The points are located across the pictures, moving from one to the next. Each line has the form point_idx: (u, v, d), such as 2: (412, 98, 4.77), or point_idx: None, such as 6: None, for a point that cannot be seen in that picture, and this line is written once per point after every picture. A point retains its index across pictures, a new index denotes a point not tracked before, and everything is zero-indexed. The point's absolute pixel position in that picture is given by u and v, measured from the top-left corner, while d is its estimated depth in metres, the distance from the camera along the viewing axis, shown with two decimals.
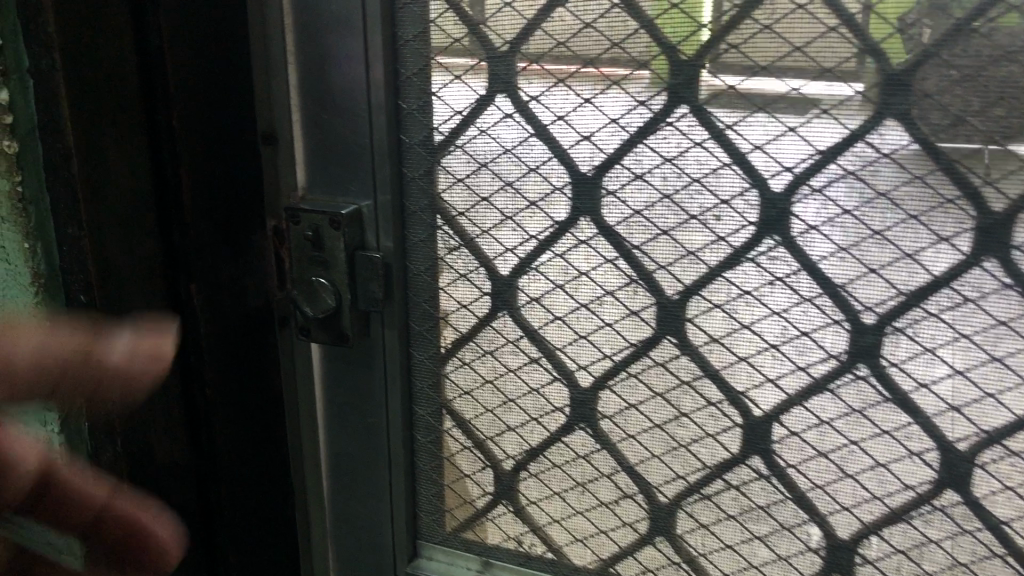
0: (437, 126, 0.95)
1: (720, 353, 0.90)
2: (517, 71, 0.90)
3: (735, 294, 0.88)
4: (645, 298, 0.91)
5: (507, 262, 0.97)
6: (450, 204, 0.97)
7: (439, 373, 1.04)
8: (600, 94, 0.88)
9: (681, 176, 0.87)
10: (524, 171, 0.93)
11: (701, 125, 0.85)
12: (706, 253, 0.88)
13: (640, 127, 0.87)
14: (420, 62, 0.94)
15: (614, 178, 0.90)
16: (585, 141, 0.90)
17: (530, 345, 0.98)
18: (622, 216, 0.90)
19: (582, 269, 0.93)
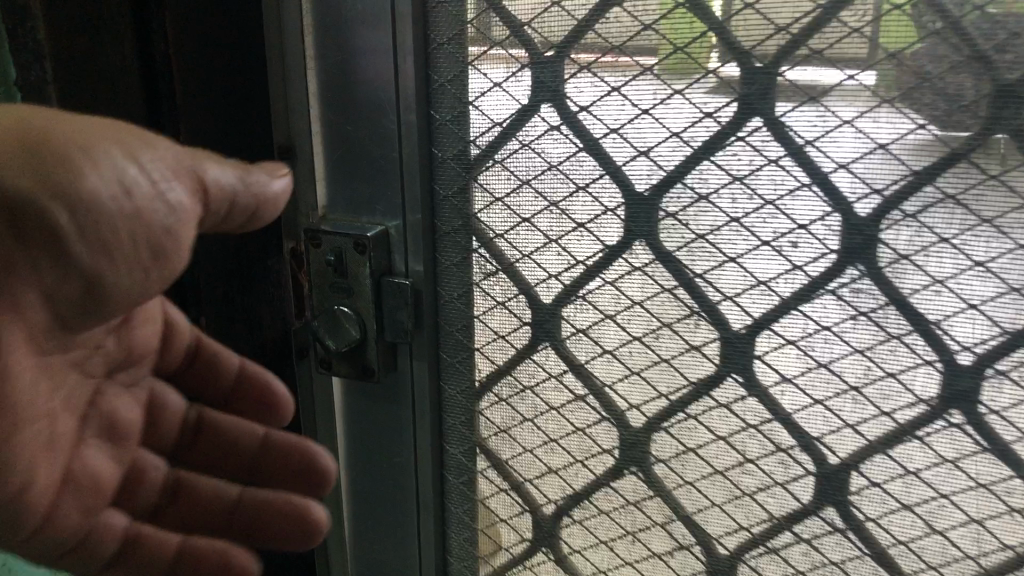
0: (473, 139, 0.86)
1: (792, 396, 0.81)
2: (565, 79, 0.81)
3: (811, 330, 0.78)
4: (708, 332, 0.82)
5: (550, 289, 0.87)
6: (487, 225, 0.88)
7: (473, 409, 0.94)
8: (660, 104, 0.78)
9: (753, 198, 0.77)
10: (571, 189, 0.83)
11: (776, 141, 0.75)
12: (778, 283, 0.78)
13: (705, 142, 0.77)
14: (455, 69, 0.85)
15: (675, 199, 0.80)
16: (642, 157, 0.80)
17: (576, 381, 0.89)
18: (682, 241, 0.80)
19: (636, 298, 0.84)
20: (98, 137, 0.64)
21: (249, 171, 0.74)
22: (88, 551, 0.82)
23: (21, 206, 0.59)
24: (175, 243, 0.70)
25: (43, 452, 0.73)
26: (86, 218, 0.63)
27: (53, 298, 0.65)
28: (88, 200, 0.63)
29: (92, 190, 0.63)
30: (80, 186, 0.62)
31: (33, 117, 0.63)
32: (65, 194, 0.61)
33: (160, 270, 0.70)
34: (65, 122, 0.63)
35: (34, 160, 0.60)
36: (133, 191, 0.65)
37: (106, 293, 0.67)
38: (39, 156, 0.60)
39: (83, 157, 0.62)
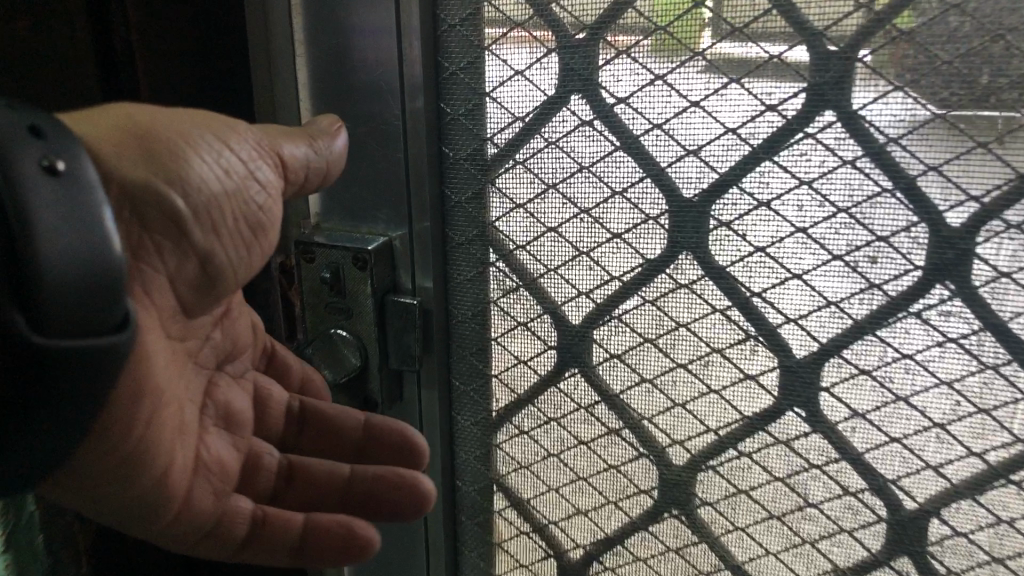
0: (490, 136, 0.74)
1: (865, 432, 0.70)
2: (600, 65, 0.69)
3: (890, 358, 0.67)
4: (767, 360, 0.71)
5: (580, 309, 0.76)
6: (507, 235, 0.77)
7: (489, 442, 0.84)
8: (713, 95, 0.66)
9: (823, 205, 0.66)
10: (606, 195, 0.72)
11: (852, 139, 0.64)
12: (851, 304, 0.67)
13: (767, 140, 0.66)
14: (470, 55, 0.73)
15: (729, 207, 0.68)
16: (691, 157, 0.68)
17: (609, 413, 0.77)
18: (736, 255, 0.69)
19: (682, 320, 0.72)
20: (188, 124, 0.62)
21: (321, 136, 0.69)
22: (224, 540, 0.72)
23: (139, 197, 0.58)
24: (269, 217, 0.69)
25: (182, 442, 0.68)
26: (199, 203, 0.62)
27: (176, 284, 0.64)
28: (196, 185, 0.61)
29: (199, 174, 0.61)
30: (185, 173, 0.61)
31: (126, 112, 0.61)
32: (177, 181, 0.60)
33: (259, 248, 0.69)
34: (158, 110, 0.62)
35: (142, 154, 0.59)
36: (232, 172, 0.64)
37: (217, 274, 0.66)
38: (145, 148, 0.59)
39: (186, 142, 0.61)
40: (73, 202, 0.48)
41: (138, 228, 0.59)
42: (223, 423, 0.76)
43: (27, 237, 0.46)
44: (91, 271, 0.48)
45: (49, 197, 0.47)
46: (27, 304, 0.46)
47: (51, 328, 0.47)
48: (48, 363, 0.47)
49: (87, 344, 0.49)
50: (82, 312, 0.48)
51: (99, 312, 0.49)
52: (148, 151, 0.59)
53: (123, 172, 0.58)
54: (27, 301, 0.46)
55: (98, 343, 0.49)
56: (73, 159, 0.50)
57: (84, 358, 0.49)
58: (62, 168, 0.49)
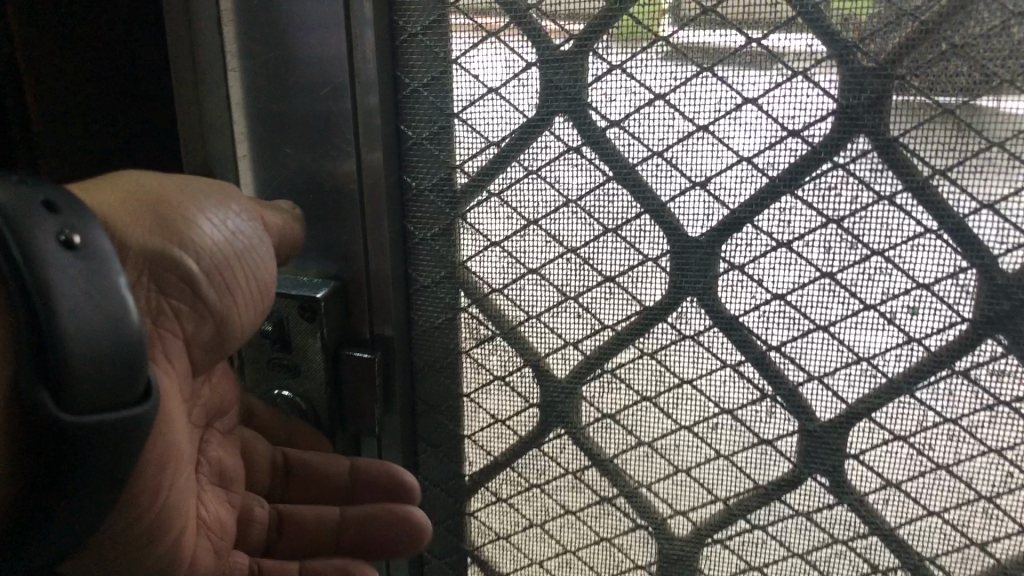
0: (460, 163, 0.64)
1: (899, 505, 0.61)
2: (588, 82, 0.58)
3: (930, 424, 0.58)
4: (785, 424, 0.61)
5: (566, 361, 0.66)
6: (481, 277, 0.66)
7: (461, 508, 0.74)
8: (724, 118, 0.56)
9: (854, 247, 0.56)
10: (596, 232, 0.62)
11: (889, 171, 0.54)
12: (885, 361, 0.58)
13: (787, 170, 0.56)
14: (434, 70, 0.62)
15: (742, 247, 0.58)
16: (697, 189, 0.58)
17: (602, 479, 0.68)
18: (751, 303, 0.59)
19: (686, 376, 0.63)
20: (193, 188, 0.58)
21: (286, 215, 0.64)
22: None
23: (156, 262, 0.54)
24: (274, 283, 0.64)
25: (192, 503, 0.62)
26: (212, 266, 0.57)
27: (190, 351, 0.58)
28: (210, 246, 0.56)
29: (208, 239, 0.56)
30: (195, 239, 0.56)
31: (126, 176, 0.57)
32: (189, 241, 0.56)
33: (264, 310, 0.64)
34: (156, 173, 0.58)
35: (149, 218, 0.55)
36: (241, 233, 0.59)
37: (229, 341, 0.61)
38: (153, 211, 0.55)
39: (192, 201, 0.57)
40: (93, 280, 0.44)
41: (156, 293, 0.55)
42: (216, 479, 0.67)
43: (44, 316, 0.41)
44: (111, 348, 0.44)
45: (65, 274, 0.43)
46: (49, 383, 0.42)
47: (76, 406, 0.43)
48: (68, 446, 0.43)
49: (111, 421, 0.45)
50: (105, 386, 0.44)
51: (120, 385, 0.45)
52: (157, 214, 0.55)
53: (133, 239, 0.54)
54: (50, 379, 0.42)
55: (120, 418, 0.45)
56: (88, 230, 0.45)
57: (106, 435, 0.45)
58: (79, 241, 0.44)
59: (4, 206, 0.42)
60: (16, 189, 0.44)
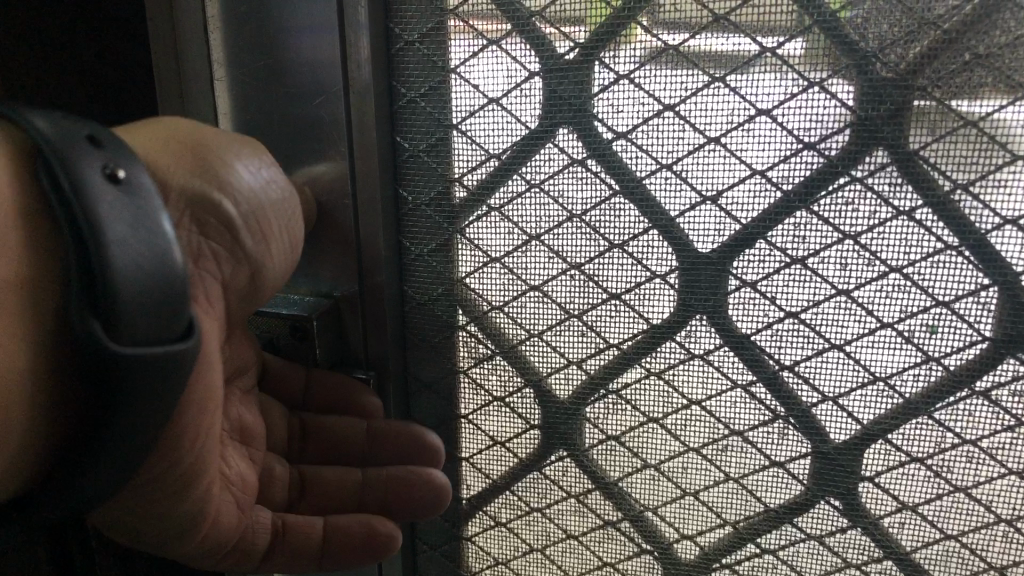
0: (459, 176, 0.61)
1: (914, 528, 0.59)
2: (594, 93, 0.56)
3: (948, 445, 0.56)
4: (797, 446, 0.59)
5: (569, 382, 0.63)
6: (481, 294, 0.63)
7: (458, 532, 0.72)
8: (736, 130, 0.54)
9: (872, 264, 0.54)
10: (602, 248, 0.59)
11: (908, 186, 0.52)
12: (902, 381, 0.56)
13: (802, 185, 0.54)
14: (432, 79, 0.60)
15: (754, 264, 0.56)
16: (708, 204, 0.56)
17: (606, 503, 0.66)
18: (763, 321, 0.57)
19: (694, 398, 0.61)
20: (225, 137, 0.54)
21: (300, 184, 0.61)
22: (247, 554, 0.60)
23: (198, 205, 0.51)
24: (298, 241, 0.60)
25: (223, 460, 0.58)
26: (252, 212, 0.53)
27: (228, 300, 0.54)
28: (248, 191, 0.53)
29: (246, 186, 0.53)
30: (234, 184, 0.52)
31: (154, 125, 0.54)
32: (229, 186, 0.52)
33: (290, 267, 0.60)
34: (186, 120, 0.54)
35: (189, 161, 0.51)
36: (272, 182, 0.55)
37: (263, 294, 0.57)
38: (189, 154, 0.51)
39: (226, 144, 0.53)
40: (141, 217, 0.40)
41: (198, 236, 0.51)
42: (239, 437, 0.62)
43: (95, 247, 0.38)
44: (160, 283, 0.40)
45: (115, 208, 0.39)
46: (100, 313, 0.38)
47: (129, 337, 0.39)
48: (120, 384, 0.39)
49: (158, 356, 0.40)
50: (154, 316, 0.40)
51: (167, 315, 0.41)
52: (196, 158, 0.51)
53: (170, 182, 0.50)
54: (103, 310, 0.38)
55: (165, 353, 0.41)
56: (131, 165, 0.42)
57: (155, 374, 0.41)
58: (123, 176, 0.41)
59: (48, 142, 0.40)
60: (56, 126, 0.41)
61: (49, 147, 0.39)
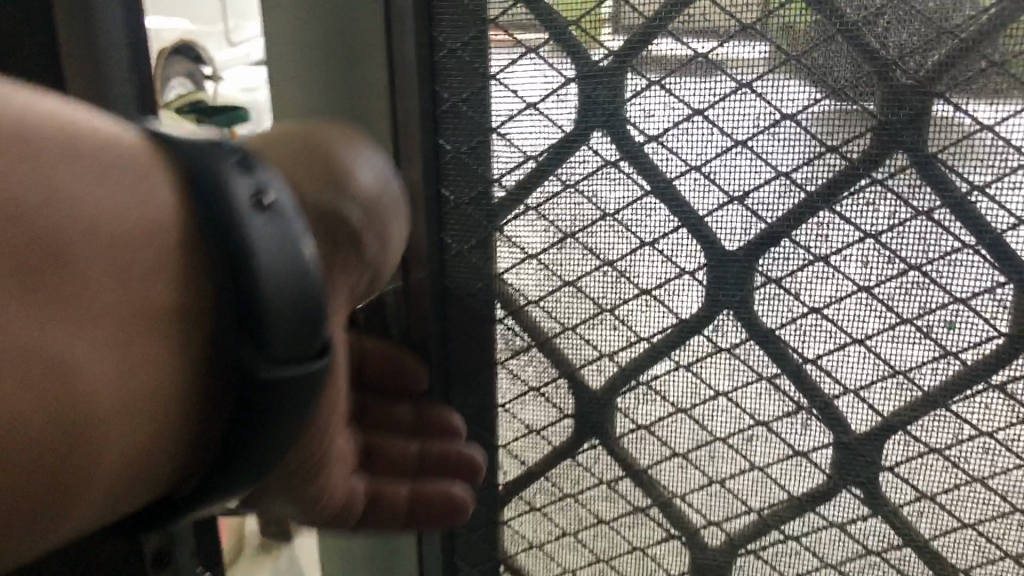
0: (497, 177, 0.64)
1: (933, 517, 0.62)
2: (627, 97, 0.59)
3: (966, 436, 0.59)
4: (820, 436, 0.62)
5: (600, 373, 0.66)
6: (517, 289, 0.67)
7: (495, 518, 0.75)
8: (762, 133, 0.57)
9: (892, 261, 0.56)
10: (633, 245, 0.62)
11: (928, 188, 0.55)
12: (920, 374, 0.58)
13: (824, 187, 0.57)
14: (473, 86, 0.63)
15: (779, 261, 0.59)
16: (735, 204, 0.59)
17: (637, 491, 0.69)
18: (787, 316, 0.60)
19: (722, 389, 0.64)
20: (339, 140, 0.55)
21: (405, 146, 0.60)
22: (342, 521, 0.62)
23: (325, 214, 0.51)
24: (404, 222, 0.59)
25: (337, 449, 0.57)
26: (371, 220, 0.53)
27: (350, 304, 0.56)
28: (368, 198, 0.53)
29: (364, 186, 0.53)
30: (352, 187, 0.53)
31: (284, 133, 0.55)
32: (349, 189, 0.53)
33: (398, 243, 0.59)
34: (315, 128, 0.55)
35: (311, 172, 0.52)
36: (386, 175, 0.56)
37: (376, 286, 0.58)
38: (316, 174, 0.52)
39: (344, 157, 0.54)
40: (284, 238, 0.40)
41: (326, 243, 0.51)
42: None
43: (246, 274, 0.39)
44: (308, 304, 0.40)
45: (269, 235, 0.40)
46: (250, 336, 0.40)
47: (277, 355, 0.40)
48: (279, 395, 0.41)
49: (302, 374, 0.41)
50: (297, 336, 0.40)
51: (309, 336, 0.41)
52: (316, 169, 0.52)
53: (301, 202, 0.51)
54: (254, 335, 0.40)
55: (302, 368, 0.41)
56: (274, 184, 0.42)
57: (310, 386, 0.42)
58: (270, 201, 0.41)
59: (196, 170, 0.42)
60: (202, 154, 0.43)
61: (208, 177, 0.41)
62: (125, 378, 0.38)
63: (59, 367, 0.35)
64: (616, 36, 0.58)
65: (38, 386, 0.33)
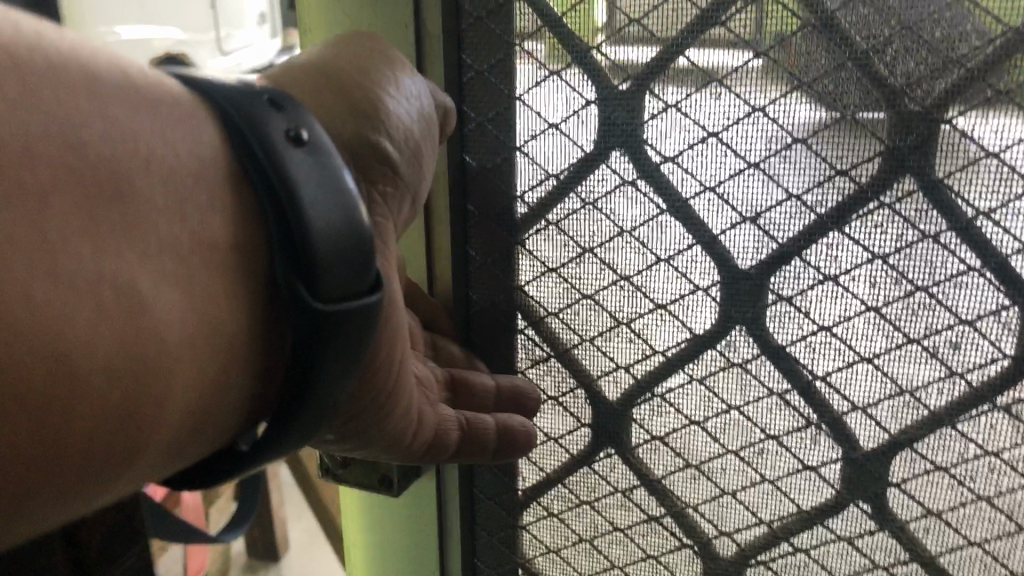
0: (521, 194, 0.67)
1: (939, 533, 0.63)
2: (645, 119, 0.62)
3: (972, 455, 0.60)
4: (829, 451, 0.63)
5: (617, 384, 0.69)
6: (538, 301, 0.70)
7: (515, 523, 0.77)
8: (774, 156, 0.59)
9: (899, 283, 0.58)
10: (649, 261, 0.65)
11: (935, 212, 0.56)
12: (927, 393, 0.59)
13: (835, 209, 0.58)
14: (497, 106, 0.66)
15: (790, 279, 0.61)
16: (748, 224, 0.61)
17: (651, 500, 0.71)
18: (797, 334, 0.62)
19: (734, 403, 0.65)
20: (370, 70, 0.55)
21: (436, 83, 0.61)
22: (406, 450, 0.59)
23: (360, 151, 0.53)
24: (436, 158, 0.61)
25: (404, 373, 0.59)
26: (407, 151, 0.56)
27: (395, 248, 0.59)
28: (403, 133, 0.55)
29: (397, 121, 0.55)
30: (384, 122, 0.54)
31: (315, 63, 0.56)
32: (383, 123, 0.54)
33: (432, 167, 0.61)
34: (346, 53, 0.56)
35: (343, 108, 0.54)
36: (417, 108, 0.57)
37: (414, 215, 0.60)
38: (348, 102, 0.54)
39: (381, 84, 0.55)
40: (321, 169, 0.43)
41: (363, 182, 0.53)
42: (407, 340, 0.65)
43: (290, 207, 0.42)
44: (350, 232, 0.43)
45: (307, 170, 0.43)
46: (302, 274, 0.42)
47: (330, 294, 0.43)
48: (329, 333, 0.43)
49: (352, 310, 0.43)
50: (343, 267, 0.43)
51: (356, 271, 0.43)
52: (348, 107, 0.54)
53: (336, 134, 0.53)
54: (303, 272, 0.42)
55: (354, 304, 0.43)
56: (308, 122, 0.45)
57: (362, 322, 0.44)
58: (306, 136, 0.44)
59: (235, 115, 0.44)
60: (237, 99, 0.45)
61: (240, 116, 0.44)
62: (193, 313, 0.41)
63: (130, 300, 0.38)
64: (635, 61, 0.61)
65: (114, 316, 0.37)
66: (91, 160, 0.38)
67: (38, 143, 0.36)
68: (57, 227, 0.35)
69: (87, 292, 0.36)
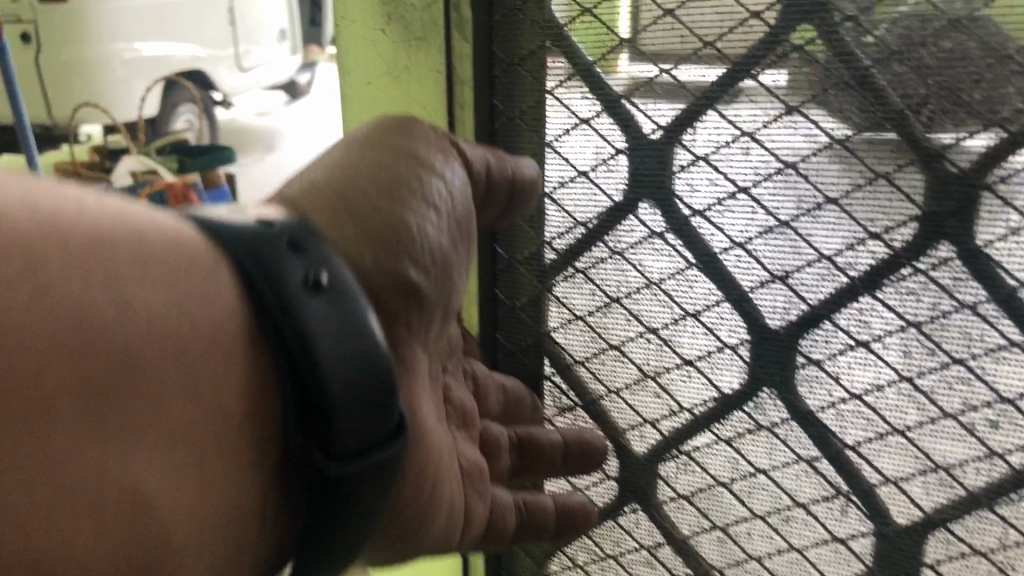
0: (549, 240, 0.67)
1: None
2: (675, 171, 0.60)
3: (1013, 542, 0.56)
4: (859, 524, 0.60)
5: (643, 437, 0.68)
6: (566, 348, 0.69)
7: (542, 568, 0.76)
8: (805, 216, 0.56)
9: (933, 354, 0.55)
10: (676, 315, 0.63)
11: (973, 282, 0.52)
12: (964, 472, 0.56)
13: (867, 273, 0.55)
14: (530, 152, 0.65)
15: (822, 343, 0.58)
16: (776, 283, 0.58)
17: (677, 558, 0.69)
18: (827, 400, 0.59)
19: (761, 466, 0.63)
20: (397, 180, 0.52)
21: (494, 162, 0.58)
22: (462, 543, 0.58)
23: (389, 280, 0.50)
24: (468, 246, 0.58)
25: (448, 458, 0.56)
26: (435, 268, 0.53)
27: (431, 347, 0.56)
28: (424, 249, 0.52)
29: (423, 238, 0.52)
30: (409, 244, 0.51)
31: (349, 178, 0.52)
32: (408, 249, 0.51)
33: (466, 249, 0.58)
34: (379, 164, 0.53)
35: (373, 232, 0.50)
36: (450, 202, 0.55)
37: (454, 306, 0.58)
38: (371, 228, 0.49)
39: (414, 200, 0.52)
40: (343, 318, 0.37)
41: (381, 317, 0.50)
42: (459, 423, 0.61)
43: (305, 360, 0.36)
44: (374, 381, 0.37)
45: (326, 320, 0.37)
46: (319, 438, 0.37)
47: (349, 450, 0.37)
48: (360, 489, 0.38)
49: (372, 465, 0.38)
50: (367, 423, 0.37)
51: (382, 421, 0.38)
52: (377, 234, 0.50)
53: (353, 259, 0.49)
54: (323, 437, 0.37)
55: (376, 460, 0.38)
56: (333, 264, 0.39)
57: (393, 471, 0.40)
58: (326, 279, 0.38)
59: (245, 252, 0.39)
60: (250, 235, 0.40)
61: (252, 262, 0.38)
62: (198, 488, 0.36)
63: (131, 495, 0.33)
64: (666, 111, 0.59)
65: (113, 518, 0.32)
66: (103, 334, 0.33)
67: (55, 310, 0.31)
68: (53, 440, 0.30)
69: (85, 492, 0.31)
